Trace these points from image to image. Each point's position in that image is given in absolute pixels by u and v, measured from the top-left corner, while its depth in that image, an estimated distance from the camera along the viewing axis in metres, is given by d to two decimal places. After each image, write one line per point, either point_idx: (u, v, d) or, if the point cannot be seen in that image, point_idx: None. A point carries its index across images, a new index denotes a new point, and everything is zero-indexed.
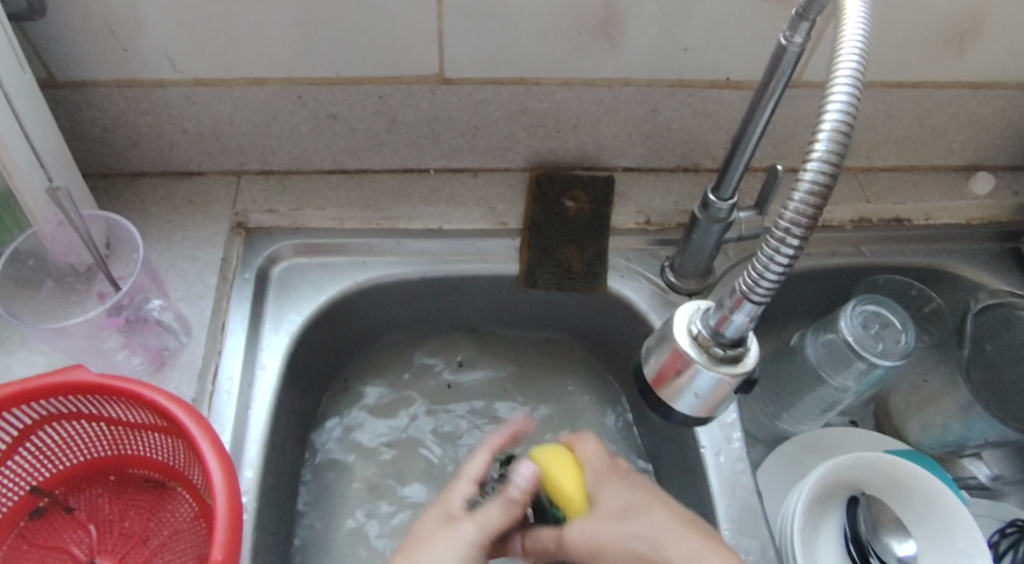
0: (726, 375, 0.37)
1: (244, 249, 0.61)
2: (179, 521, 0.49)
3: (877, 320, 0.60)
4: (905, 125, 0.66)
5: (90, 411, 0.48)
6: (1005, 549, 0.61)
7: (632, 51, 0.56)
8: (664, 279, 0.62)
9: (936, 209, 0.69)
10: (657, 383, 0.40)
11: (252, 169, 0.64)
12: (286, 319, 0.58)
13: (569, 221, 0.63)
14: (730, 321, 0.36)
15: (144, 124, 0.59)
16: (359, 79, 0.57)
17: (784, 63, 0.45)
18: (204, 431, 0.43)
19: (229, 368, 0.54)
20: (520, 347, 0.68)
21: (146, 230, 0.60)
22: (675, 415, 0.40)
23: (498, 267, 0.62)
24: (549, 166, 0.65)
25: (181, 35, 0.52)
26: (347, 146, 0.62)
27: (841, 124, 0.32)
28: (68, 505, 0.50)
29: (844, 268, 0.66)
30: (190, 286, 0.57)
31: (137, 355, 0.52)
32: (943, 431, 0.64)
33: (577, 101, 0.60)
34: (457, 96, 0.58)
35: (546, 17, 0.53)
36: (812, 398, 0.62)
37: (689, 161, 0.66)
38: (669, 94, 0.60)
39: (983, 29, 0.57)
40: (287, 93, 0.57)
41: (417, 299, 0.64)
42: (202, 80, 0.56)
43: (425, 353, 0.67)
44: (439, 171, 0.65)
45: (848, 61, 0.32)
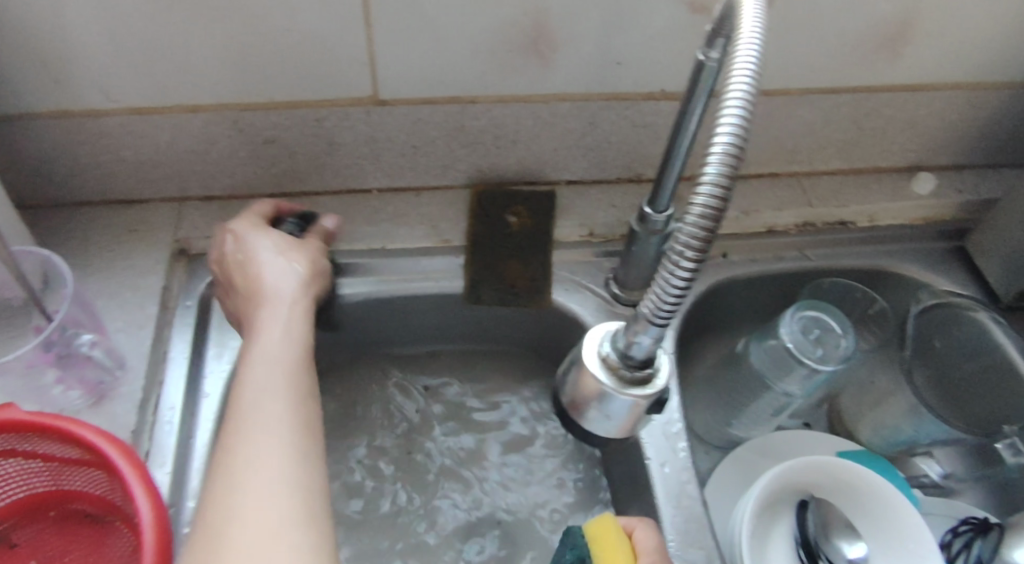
0: (636, 397, 0.37)
1: (187, 276, 0.61)
2: (118, 556, 0.49)
3: (817, 325, 0.61)
4: (845, 129, 0.66)
5: (25, 449, 0.48)
6: (957, 550, 0.60)
7: (564, 67, 0.56)
8: (608, 291, 0.63)
9: (879, 210, 0.69)
10: (574, 408, 0.40)
11: (195, 195, 0.64)
12: (229, 345, 0.59)
13: (511, 237, 0.64)
14: (637, 343, 0.37)
15: (82, 154, 0.59)
16: (294, 102, 0.57)
17: (705, 79, 0.45)
18: (134, 467, 0.44)
19: (171, 398, 0.55)
20: (471, 363, 0.69)
21: (88, 260, 0.60)
22: (592, 438, 0.41)
23: (443, 284, 0.63)
24: (491, 183, 0.66)
25: (111, 65, 0.52)
26: (287, 170, 0.62)
27: (730, 147, 0.32)
28: (12, 541, 0.50)
29: (789, 273, 0.67)
30: (131, 315, 0.57)
31: (74, 389, 0.52)
32: (894, 432, 0.65)
33: (514, 117, 0.60)
34: (394, 116, 0.59)
35: (476, 36, 0.53)
36: (759, 404, 0.62)
37: (632, 172, 0.67)
38: (605, 107, 0.60)
39: (914, 33, 0.58)
40: (223, 119, 0.57)
41: (364, 320, 0.64)
42: (137, 108, 0.56)
43: (376, 372, 0.67)
44: (382, 191, 0.65)
45: (740, 83, 0.33)
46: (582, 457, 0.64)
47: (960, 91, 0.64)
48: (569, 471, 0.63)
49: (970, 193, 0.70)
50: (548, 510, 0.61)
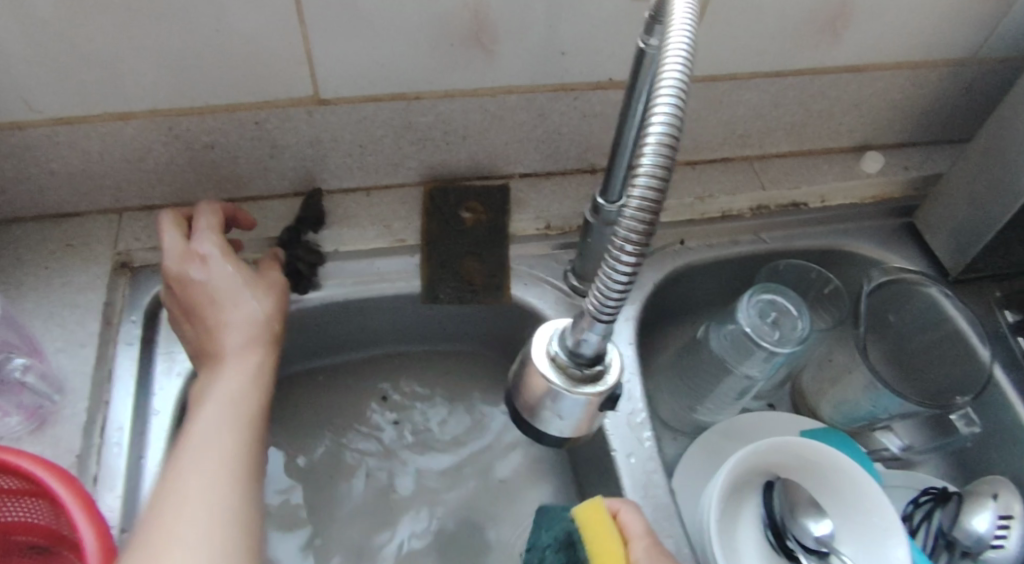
0: (588, 395, 0.37)
1: (130, 289, 0.59)
2: None
3: (773, 308, 0.61)
4: (792, 112, 0.67)
5: None
6: (918, 522, 0.62)
7: (508, 60, 0.56)
8: (568, 284, 0.62)
9: (830, 190, 0.70)
10: (525, 407, 0.39)
11: (134, 206, 0.61)
12: (176, 361, 0.56)
13: (466, 233, 0.63)
14: (585, 340, 0.36)
15: (7, 169, 0.56)
16: (230, 105, 0.55)
17: (647, 67, 0.45)
18: (74, 493, 0.41)
19: (119, 417, 0.52)
20: (433, 362, 0.68)
21: (21, 278, 0.57)
22: (546, 437, 0.40)
23: (400, 285, 0.61)
24: (444, 179, 0.65)
25: (30, 75, 0.50)
26: (230, 175, 0.60)
27: (665, 137, 0.31)
28: None
29: (747, 256, 0.68)
30: (70, 334, 0.55)
31: (13, 415, 0.50)
32: (855, 407, 0.65)
33: (462, 112, 0.59)
34: (337, 116, 0.57)
35: (415, 31, 0.52)
36: (722, 389, 0.63)
37: (585, 162, 0.66)
38: (553, 99, 0.60)
39: (851, 15, 0.58)
40: (157, 125, 0.55)
41: (320, 325, 0.63)
42: (63, 118, 0.53)
43: (335, 377, 0.66)
44: (332, 192, 0.64)
45: (672, 72, 0.32)
46: (548, 453, 0.64)
47: (900, 70, 0.65)
48: (537, 466, 0.63)
49: (915, 169, 0.72)
50: (516, 509, 0.61)
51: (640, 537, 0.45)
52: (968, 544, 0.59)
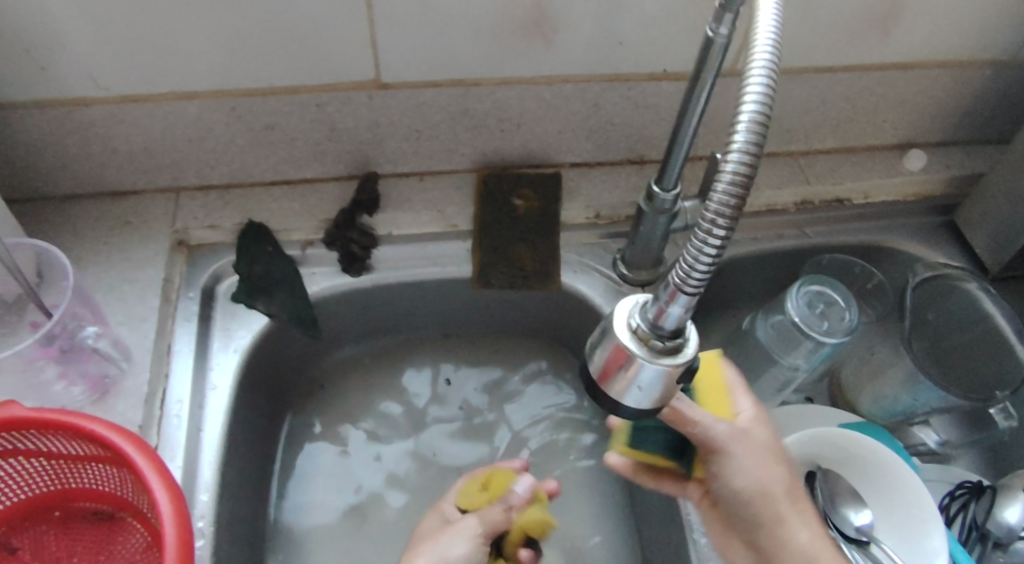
0: (667, 366, 0.37)
1: (187, 267, 0.60)
2: (131, 553, 0.47)
3: (821, 299, 0.62)
4: (839, 108, 0.67)
5: (27, 447, 0.45)
6: (956, 512, 0.62)
7: (570, 48, 0.56)
8: (617, 272, 0.63)
9: (872, 187, 0.71)
10: (602, 378, 0.40)
11: (191, 185, 0.62)
12: (234, 337, 0.57)
13: (518, 220, 0.63)
14: (668, 314, 0.36)
15: (71, 145, 0.56)
16: (293, 87, 0.55)
17: (714, 54, 0.43)
18: (147, 457, 0.42)
19: (178, 391, 0.53)
20: (479, 349, 0.69)
21: (82, 253, 0.58)
22: (621, 409, 0.41)
23: (452, 269, 0.63)
24: (496, 166, 0.65)
25: (100, 53, 0.50)
26: (287, 157, 0.61)
27: (758, 114, 0.32)
28: (10, 546, 0.47)
29: (791, 249, 0.68)
30: (130, 309, 0.55)
31: (76, 385, 0.50)
32: (893, 402, 0.65)
33: (518, 99, 0.59)
34: (396, 100, 0.58)
35: (479, 17, 0.52)
36: (766, 379, 0.63)
37: (634, 153, 0.67)
38: (608, 88, 0.60)
39: (905, 11, 0.59)
40: (220, 106, 0.55)
41: (372, 306, 0.64)
42: (129, 96, 0.54)
43: (384, 358, 0.68)
44: (385, 176, 0.64)
45: (762, 54, 0.33)
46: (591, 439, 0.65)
47: (949, 69, 0.66)
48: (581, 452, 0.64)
49: (957, 167, 0.72)
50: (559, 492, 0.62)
51: (747, 392, 0.45)
52: (999, 536, 0.59)
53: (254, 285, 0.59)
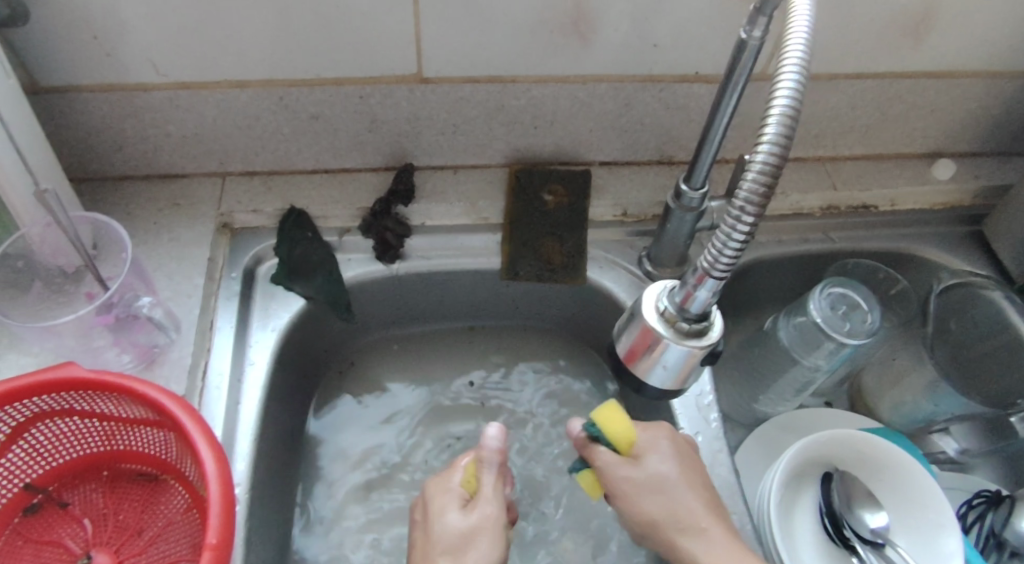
0: (692, 347, 0.40)
1: (230, 248, 0.63)
2: (173, 513, 0.50)
3: (844, 301, 0.62)
4: (868, 115, 0.68)
5: (83, 407, 0.49)
6: (972, 521, 0.62)
7: (605, 48, 0.58)
8: (642, 269, 0.65)
9: (900, 194, 0.71)
10: (630, 358, 0.43)
11: (236, 171, 0.65)
12: (273, 317, 0.60)
13: (547, 215, 0.65)
14: (695, 297, 0.39)
15: (128, 128, 0.60)
16: (339, 79, 0.58)
17: (746, 56, 0.45)
18: (195, 421, 0.45)
19: (218, 365, 0.56)
20: (504, 340, 0.71)
21: (134, 231, 0.62)
22: (647, 388, 0.44)
23: (480, 260, 0.65)
24: (528, 161, 0.67)
25: (161, 40, 0.53)
26: (328, 147, 0.63)
27: (788, 109, 0.34)
28: (63, 501, 0.51)
29: (815, 253, 0.69)
30: (177, 285, 0.58)
31: (127, 353, 0.53)
32: (913, 408, 0.66)
33: (552, 97, 0.61)
34: (436, 94, 0.60)
35: (519, 16, 0.54)
36: (786, 380, 0.64)
37: (663, 154, 0.68)
38: (641, 89, 0.62)
39: (939, 20, 0.59)
40: (269, 95, 0.58)
41: (403, 293, 0.66)
42: (185, 83, 0.56)
43: (412, 345, 0.70)
44: (421, 168, 0.67)
45: (795, 51, 0.34)
46: None
47: (981, 79, 0.66)
48: None
49: (986, 178, 0.73)
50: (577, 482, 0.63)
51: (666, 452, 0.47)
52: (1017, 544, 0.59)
53: (293, 268, 0.62)
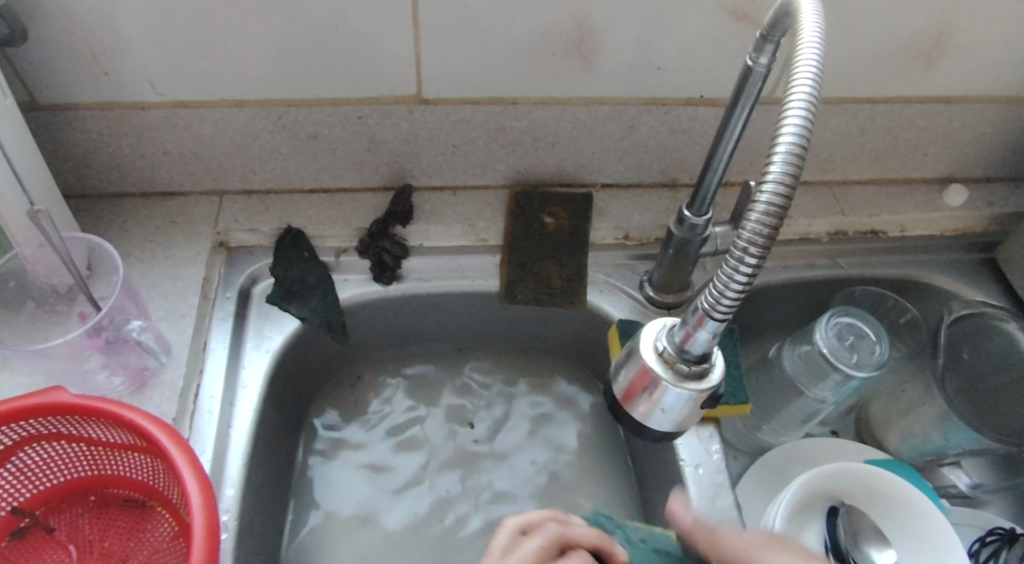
0: (690, 391, 0.39)
1: (226, 267, 0.62)
2: (159, 540, 0.50)
3: (851, 332, 0.61)
4: (879, 139, 0.67)
5: (70, 432, 0.48)
6: (985, 559, 0.60)
7: (608, 71, 0.57)
8: (644, 294, 0.63)
9: (910, 220, 0.70)
10: (628, 399, 0.42)
11: (234, 189, 0.65)
12: (267, 338, 0.59)
13: (547, 237, 0.64)
14: (695, 338, 0.37)
15: (126, 146, 0.59)
16: (338, 99, 0.57)
17: (751, 84, 0.44)
18: (182, 451, 0.44)
19: (210, 387, 0.55)
20: (502, 364, 0.70)
21: (130, 250, 0.61)
22: (647, 430, 0.42)
23: (479, 283, 0.64)
24: (528, 183, 0.66)
25: (159, 60, 0.53)
26: (327, 166, 0.63)
27: (795, 145, 0.32)
28: (49, 525, 0.50)
29: (822, 280, 0.68)
30: (171, 305, 0.58)
31: (118, 376, 0.53)
32: (923, 441, 0.64)
33: (555, 119, 0.60)
34: (436, 115, 0.59)
35: (520, 38, 0.54)
36: (791, 410, 0.62)
37: (666, 177, 0.67)
38: (644, 111, 0.60)
39: (951, 45, 0.58)
40: (268, 114, 0.58)
41: (400, 315, 0.65)
42: (182, 102, 0.56)
43: (409, 367, 0.69)
44: (420, 188, 0.66)
45: (803, 82, 0.33)
46: (610, 460, 0.65)
47: (995, 103, 0.64)
48: (599, 471, 0.64)
49: (1000, 205, 0.71)
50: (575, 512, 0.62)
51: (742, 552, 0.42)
52: None
53: (289, 288, 0.61)
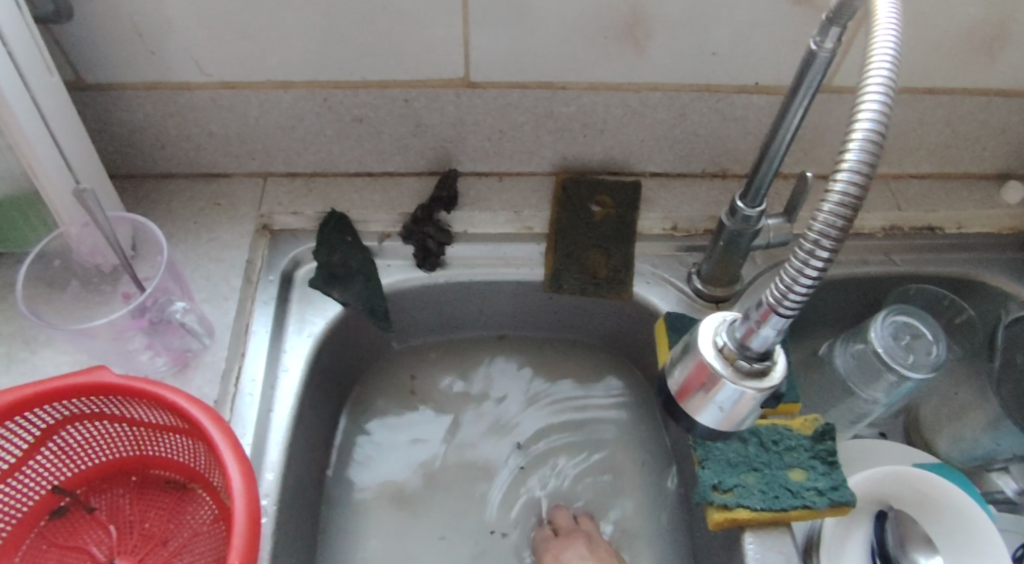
0: (750, 389, 0.36)
1: (269, 250, 0.62)
2: (199, 523, 0.49)
3: (907, 331, 0.59)
4: (937, 132, 0.65)
5: (112, 412, 0.48)
6: None
7: (662, 56, 0.55)
8: (691, 286, 0.62)
9: (967, 217, 0.68)
10: (683, 395, 0.39)
11: (279, 172, 0.64)
12: (308, 322, 0.59)
13: (594, 226, 0.63)
14: (757, 334, 0.34)
15: (171, 127, 0.59)
16: (385, 82, 0.56)
17: (813, 68, 0.41)
18: (223, 433, 0.43)
19: (251, 370, 0.54)
20: (543, 354, 0.69)
21: (175, 230, 0.61)
22: (698, 428, 0.40)
23: (523, 271, 0.63)
24: (575, 171, 0.65)
25: (205, 39, 0.52)
26: (372, 150, 0.62)
27: (874, 131, 0.30)
28: (89, 505, 0.50)
29: (874, 276, 0.65)
30: (214, 287, 0.57)
31: (160, 356, 0.52)
32: (972, 445, 0.62)
33: (604, 105, 0.59)
34: (483, 99, 0.58)
35: (573, 20, 0.52)
36: (840, 411, 0.60)
37: (717, 167, 0.66)
38: (697, 98, 0.59)
39: (1016, 36, 0.56)
40: (314, 96, 0.57)
41: (442, 302, 0.65)
42: (228, 83, 0.55)
43: (447, 356, 0.68)
44: (465, 174, 0.65)
45: (880, 68, 0.31)
46: (652, 455, 0.63)
47: None
48: (641, 466, 0.63)
49: None
50: (611, 506, 0.61)
51: None
52: None
53: (332, 272, 0.60)
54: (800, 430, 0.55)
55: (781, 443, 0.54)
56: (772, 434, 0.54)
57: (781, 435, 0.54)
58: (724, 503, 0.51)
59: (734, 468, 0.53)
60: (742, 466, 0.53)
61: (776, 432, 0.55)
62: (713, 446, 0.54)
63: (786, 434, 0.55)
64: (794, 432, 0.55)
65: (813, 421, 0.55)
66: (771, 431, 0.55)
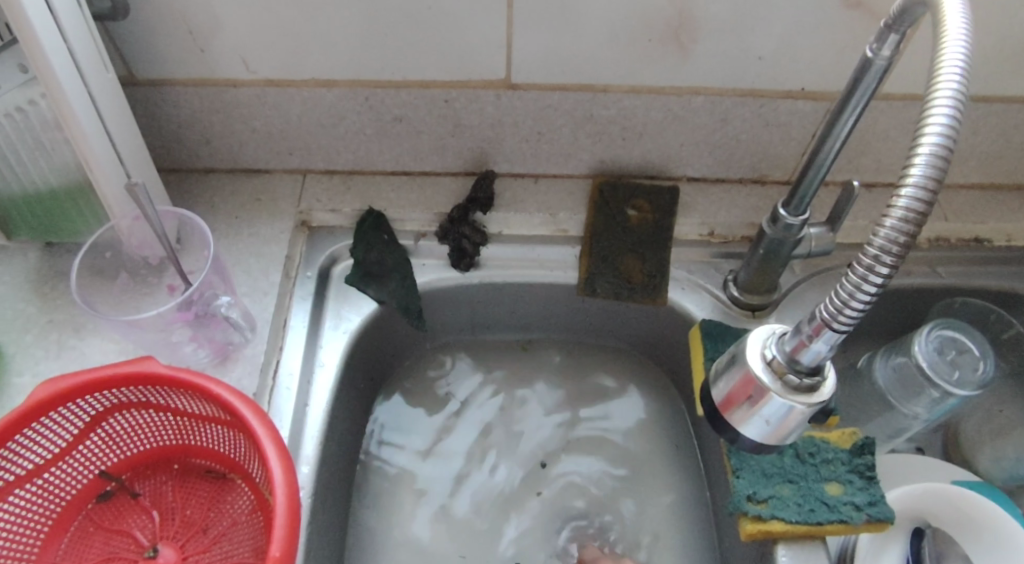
0: (799, 403, 0.35)
1: (307, 245, 0.63)
2: (238, 513, 0.50)
3: (953, 346, 0.57)
4: (990, 141, 0.63)
5: (158, 402, 0.49)
6: None
7: (706, 59, 0.54)
8: (727, 294, 0.61)
9: (1018, 229, 0.65)
10: (726, 406, 0.39)
11: (318, 169, 0.65)
12: (344, 318, 0.59)
13: (630, 230, 0.63)
14: (807, 348, 0.34)
15: (216, 122, 0.60)
16: (426, 82, 0.56)
17: (867, 77, 0.40)
18: (265, 427, 0.44)
19: (289, 364, 0.55)
20: (574, 356, 0.69)
21: (217, 224, 0.62)
22: (741, 440, 0.39)
23: (557, 274, 0.63)
24: (612, 174, 0.65)
25: (253, 38, 0.53)
26: (410, 149, 0.62)
27: (940, 146, 0.29)
28: (134, 491, 0.52)
29: (918, 288, 0.64)
30: (255, 282, 0.58)
31: (203, 348, 0.53)
32: (1016, 464, 0.59)
33: (645, 108, 0.58)
34: (523, 101, 0.58)
35: (618, 22, 0.52)
36: (878, 425, 0.59)
37: (757, 173, 0.65)
38: (740, 103, 0.58)
39: None
40: (355, 95, 0.57)
41: (476, 302, 0.65)
42: (274, 80, 0.56)
43: (479, 355, 0.68)
44: (502, 175, 0.65)
45: (949, 80, 0.30)
46: (683, 461, 0.63)
47: None
48: (671, 473, 0.62)
49: None
50: (641, 512, 0.60)
51: None
52: None
53: (368, 270, 0.61)
54: (839, 443, 0.54)
55: (820, 456, 0.53)
56: (809, 446, 0.54)
57: (820, 448, 0.54)
58: (759, 514, 0.50)
59: (769, 479, 0.52)
60: (779, 477, 0.52)
61: (815, 445, 0.54)
62: (749, 456, 0.54)
63: (824, 447, 0.54)
64: (832, 446, 0.54)
65: (851, 435, 0.54)
66: (810, 443, 0.54)
